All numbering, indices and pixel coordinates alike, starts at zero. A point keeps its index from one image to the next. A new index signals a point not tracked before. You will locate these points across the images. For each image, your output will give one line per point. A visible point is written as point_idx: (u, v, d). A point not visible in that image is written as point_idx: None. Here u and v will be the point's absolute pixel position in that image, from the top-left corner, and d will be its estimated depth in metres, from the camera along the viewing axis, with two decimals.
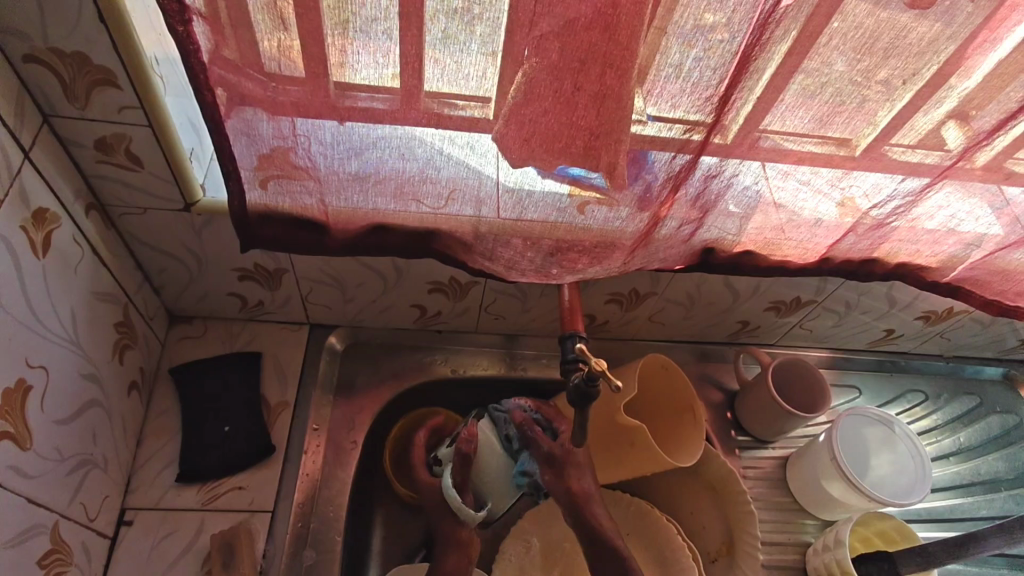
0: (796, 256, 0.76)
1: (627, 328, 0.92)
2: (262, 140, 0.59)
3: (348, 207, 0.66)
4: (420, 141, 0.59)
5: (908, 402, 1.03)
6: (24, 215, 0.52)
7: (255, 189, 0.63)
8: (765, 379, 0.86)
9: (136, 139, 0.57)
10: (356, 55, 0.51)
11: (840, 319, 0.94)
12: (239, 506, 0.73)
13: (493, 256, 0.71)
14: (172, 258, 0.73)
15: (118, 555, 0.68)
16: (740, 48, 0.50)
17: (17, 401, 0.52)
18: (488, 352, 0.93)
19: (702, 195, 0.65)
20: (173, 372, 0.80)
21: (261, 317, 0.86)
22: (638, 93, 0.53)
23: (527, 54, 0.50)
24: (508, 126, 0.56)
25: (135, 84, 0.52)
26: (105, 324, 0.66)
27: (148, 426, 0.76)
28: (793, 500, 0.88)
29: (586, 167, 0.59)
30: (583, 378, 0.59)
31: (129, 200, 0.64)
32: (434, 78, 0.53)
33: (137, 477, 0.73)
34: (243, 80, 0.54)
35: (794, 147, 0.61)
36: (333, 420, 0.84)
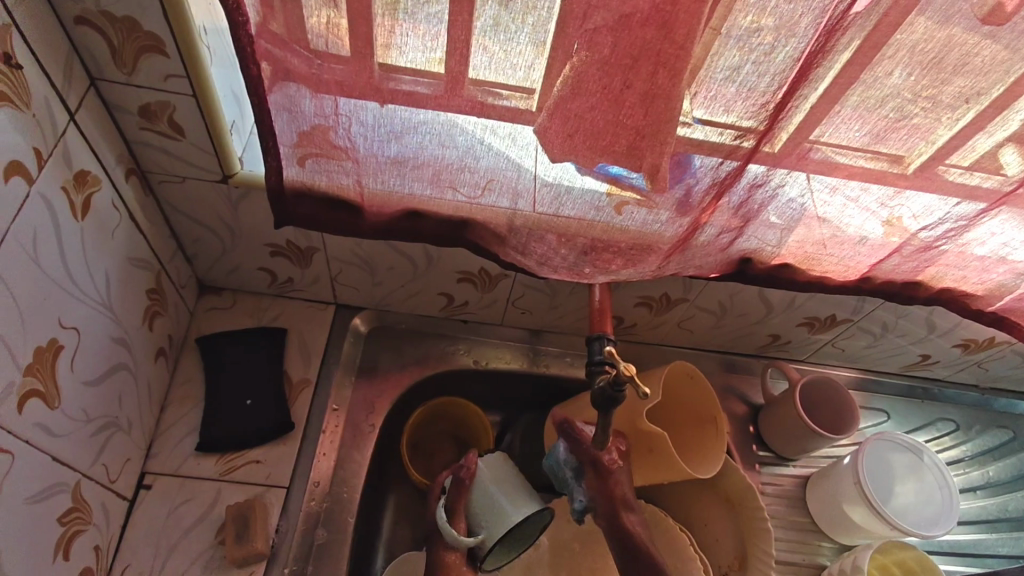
0: (836, 273, 0.74)
1: (654, 332, 0.91)
2: (303, 117, 0.58)
3: (383, 190, 0.65)
4: (462, 129, 0.58)
5: (938, 430, 1.00)
6: (67, 176, 0.52)
7: (292, 166, 0.63)
8: (793, 396, 0.84)
9: (180, 108, 0.57)
10: (403, 37, 0.51)
11: (874, 340, 0.91)
12: (255, 480, 0.74)
13: (526, 250, 0.69)
14: (206, 229, 0.73)
15: (136, 518, 0.69)
16: (804, 55, 0.48)
17: (47, 361, 0.51)
18: (512, 345, 0.93)
19: (745, 204, 0.63)
20: (199, 342, 0.81)
21: (289, 294, 0.86)
22: (688, 94, 0.52)
23: (576, 48, 0.49)
24: (552, 121, 0.55)
25: (182, 53, 0.51)
26: (137, 289, 0.66)
27: (172, 393, 0.77)
28: (811, 521, 0.86)
29: (626, 167, 0.58)
30: (608, 383, 0.58)
31: (169, 168, 0.64)
32: (482, 65, 0.52)
33: (159, 443, 0.74)
34: (289, 56, 0.53)
35: (844, 161, 0.59)
36: (353, 401, 0.84)
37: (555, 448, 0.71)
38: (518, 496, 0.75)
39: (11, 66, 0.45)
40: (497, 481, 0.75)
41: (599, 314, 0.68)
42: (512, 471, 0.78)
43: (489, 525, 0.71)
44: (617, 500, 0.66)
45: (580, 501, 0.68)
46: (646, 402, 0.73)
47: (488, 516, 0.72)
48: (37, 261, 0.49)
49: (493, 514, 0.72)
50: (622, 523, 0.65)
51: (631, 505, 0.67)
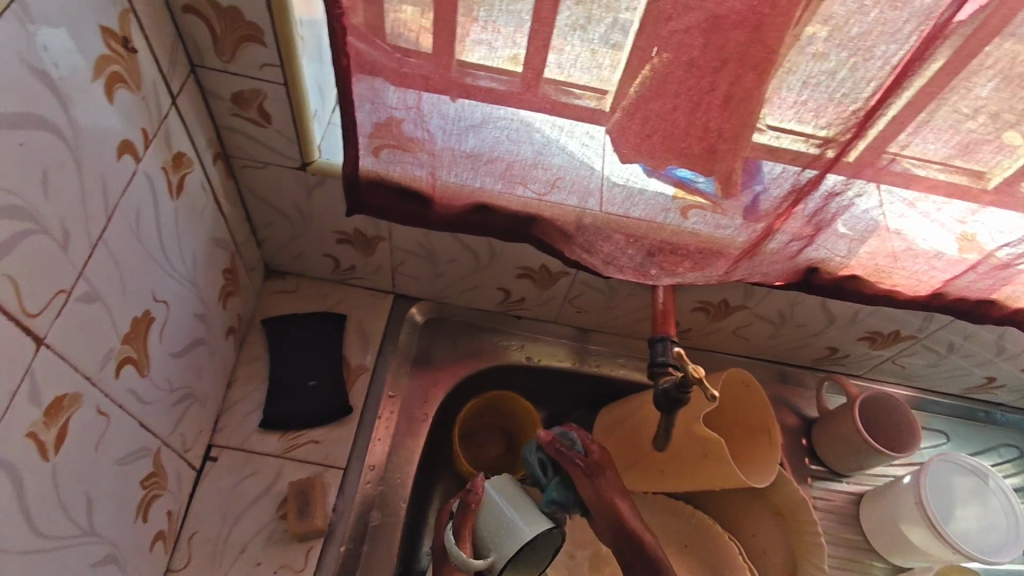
0: (906, 287, 0.72)
1: (708, 339, 0.90)
2: (385, 109, 0.60)
3: (455, 183, 0.67)
4: (539, 126, 0.59)
5: (1001, 456, 0.96)
6: (166, 157, 0.54)
7: (369, 155, 0.65)
8: (851, 411, 0.82)
9: (270, 96, 0.59)
10: (480, 36, 0.52)
11: (937, 359, 0.88)
12: (314, 459, 0.76)
13: (592, 249, 0.70)
14: (280, 214, 0.76)
15: (203, 488, 0.72)
16: (900, 63, 0.47)
17: (141, 330, 0.53)
18: (564, 344, 0.93)
19: (819, 213, 0.63)
20: (265, 323, 0.83)
21: (350, 281, 0.88)
22: (771, 100, 0.51)
23: (657, 51, 0.49)
24: (632, 121, 0.55)
25: (279, 43, 0.53)
26: (215, 269, 0.69)
27: (239, 370, 0.80)
28: (864, 539, 0.85)
29: (696, 171, 0.58)
30: (674, 384, 0.59)
31: (253, 154, 0.67)
32: (556, 65, 0.52)
33: (225, 417, 0.77)
34: (371, 50, 0.55)
35: (923, 173, 0.57)
36: (408, 389, 0.86)
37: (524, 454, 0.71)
38: (531, 509, 0.65)
39: (128, 50, 0.46)
40: (508, 500, 0.66)
41: (659, 322, 0.68)
42: (521, 485, 0.69)
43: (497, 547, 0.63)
44: (612, 509, 0.63)
45: (549, 493, 0.67)
46: (707, 407, 0.71)
47: (497, 536, 0.64)
48: (139, 235, 0.51)
49: (504, 533, 0.63)
50: (621, 525, 0.63)
51: (624, 511, 0.63)
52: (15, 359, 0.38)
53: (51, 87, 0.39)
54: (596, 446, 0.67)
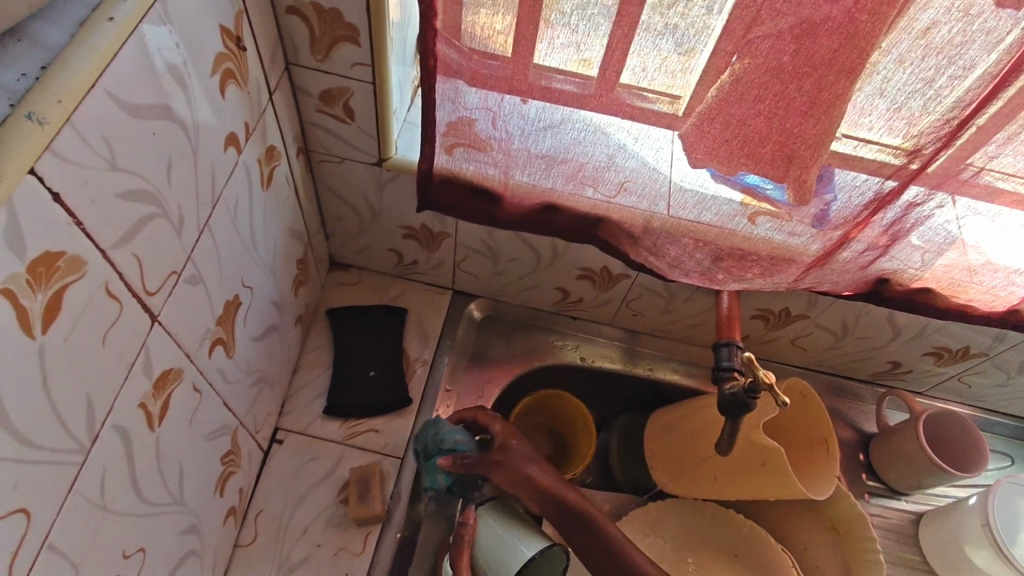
0: (982, 303, 0.70)
1: (765, 347, 0.89)
2: (465, 108, 0.62)
3: (528, 183, 0.68)
4: (615, 129, 0.60)
5: None
6: (262, 150, 0.57)
7: (443, 154, 0.67)
8: (915, 428, 0.80)
9: (357, 94, 0.61)
10: (555, 40, 0.53)
11: (1006, 380, 0.86)
12: (373, 447, 0.78)
13: (660, 252, 0.70)
14: (351, 208, 0.78)
15: (269, 469, 0.75)
16: (1001, 72, 0.46)
17: (231, 312, 0.56)
18: (618, 347, 0.94)
19: (897, 223, 0.62)
20: (330, 314, 0.86)
21: (411, 275, 0.91)
22: (853, 108, 0.51)
23: (736, 59, 0.50)
24: (712, 125, 0.55)
25: (373, 44, 0.56)
26: (292, 259, 0.71)
27: (303, 358, 0.83)
28: (923, 560, 0.83)
29: (764, 176, 0.58)
30: (742, 389, 0.58)
31: (332, 149, 0.69)
32: (631, 70, 0.53)
33: (290, 402, 0.80)
34: (450, 52, 0.56)
35: (1006, 186, 0.56)
36: (464, 384, 0.88)
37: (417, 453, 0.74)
38: (530, 530, 0.69)
39: (239, 48, 0.48)
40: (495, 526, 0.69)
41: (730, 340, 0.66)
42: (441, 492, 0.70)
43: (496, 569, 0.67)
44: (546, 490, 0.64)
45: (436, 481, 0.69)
46: (770, 415, 0.69)
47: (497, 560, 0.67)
48: (235, 223, 0.53)
49: (504, 553, 0.67)
50: (561, 500, 0.63)
51: (564, 491, 0.64)
52: (135, 335, 0.41)
53: (178, 82, 0.41)
54: (496, 427, 0.69)
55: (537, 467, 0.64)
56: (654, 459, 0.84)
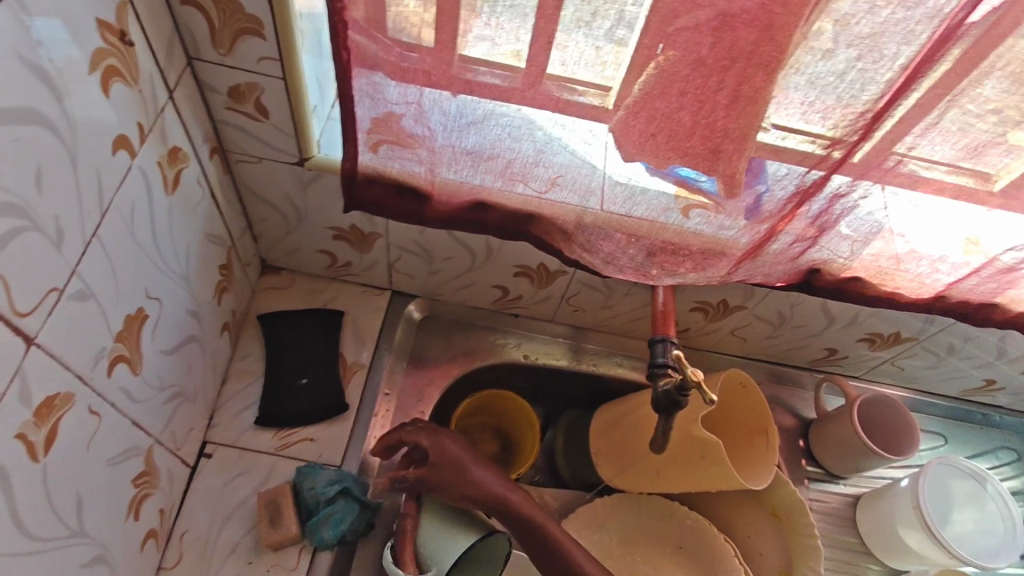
0: (908, 291, 0.72)
1: (706, 339, 0.90)
2: (385, 104, 0.59)
3: (455, 180, 0.66)
4: (541, 124, 0.58)
5: (999, 459, 0.96)
6: (162, 151, 0.53)
7: (367, 152, 0.64)
8: (849, 413, 0.82)
9: (267, 90, 0.58)
10: (477, 31, 0.51)
11: (936, 362, 0.88)
12: (308, 457, 0.75)
13: (592, 248, 0.69)
14: (276, 209, 0.75)
15: (195, 485, 0.72)
16: (913, 62, 0.46)
17: (134, 328, 0.53)
18: (561, 343, 0.93)
19: (823, 214, 0.62)
20: (261, 319, 0.82)
21: (345, 277, 0.87)
22: (774, 99, 0.51)
23: (659, 50, 0.49)
24: (636, 118, 0.54)
25: (279, 37, 0.53)
26: (210, 265, 0.68)
27: (232, 367, 0.79)
28: (860, 542, 0.85)
29: (696, 170, 0.57)
30: (673, 387, 0.58)
31: (248, 148, 0.66)
32: (559, 61, 0.51)
33: (218, 414, 0.76)
34: (373, 44, 0.53)
35: (927, 175, 0.57)
36: (403, 388, 0.86)
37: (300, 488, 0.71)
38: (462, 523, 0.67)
39: (125, 44, 0.45)
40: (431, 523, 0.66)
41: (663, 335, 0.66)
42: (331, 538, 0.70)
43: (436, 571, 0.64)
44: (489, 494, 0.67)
45: (321, 535, 0.69)
46: (705, 410, 0.70)
47: (438, 550, 0.65)
48: (133, 231, 0.50)
49: (445, 541, 0.65)
50: (496, 505, 0.67)
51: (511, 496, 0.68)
52: (5, 360, 0.38)
53: (49, 84, 0.38)
54: (424, 440, 0.67)
55: (480, 470, 0.67)
56: (598, 456, 0.84)
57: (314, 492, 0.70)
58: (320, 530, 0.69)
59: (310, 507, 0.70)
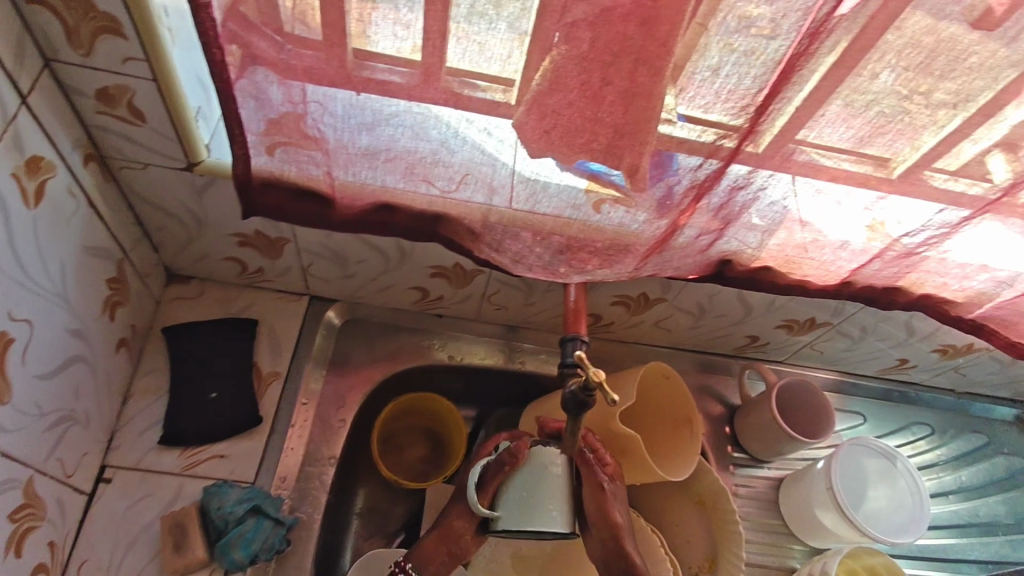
0: (816, 278, 0.73)
1: (631, 331, 0.90)
2: (271, 105, 0.56)
3: (354, 182, 0.63)
4: (438, 120, 0.56)
5: (913, 434, 0.99)
6: (17, 162, 0.51)
7: (261, 154, 0.61)
8: (768, 399, 0.84)
9: (139, 92, 0.55)
10: (381, 25, 0.49)
11: (853, 344, 0.90)
12: (218, 475, 0.73)
13: (500, 248, 0.68)
14: (172, 216, 0.71)
15: (94, 512, 0.68)
16: (785, 57, 0.47)
17: None
18: (488, 341, 0.91)
19: (726, 206, 0.62)
20: (166, 333, 0.78)
21: (259, 284, 0.84)
22: (670, 90, 0.50)
23: (556, 41, 0.47)
24: (530, 116, 0.53)
25: (140, 35, 0.50)
26: (95, 279, 0.65)
27: (135, 384, 0.75)
28: (782, 523, 0.87)
29: (605, 165, 0.56)
30: (578, 387, 0.57)
31: (130, 154, 0.62)
32: (457, 56, 0.50)
33: (120, 435, 0.72)
34: (256, 39, 0.51)
35: (828, 163, 0.57)
36: (322, 395, 0.83)
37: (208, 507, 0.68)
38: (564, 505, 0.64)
39: None
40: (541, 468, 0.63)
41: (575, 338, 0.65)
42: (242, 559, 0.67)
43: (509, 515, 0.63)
44: (611, 527, 0.67)
45: (232, 557, 0.66)
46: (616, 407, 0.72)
47: (522, 508, 0.63)
48: None
49: (538, 503, 0.63)
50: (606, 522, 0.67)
51: (619, 523, 0.67)
52: None
53: None
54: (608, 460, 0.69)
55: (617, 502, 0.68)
56: None
57: (223, 511, 0.68)
58: (230, 551, 0.67)
59: (219, 527, 0.68)
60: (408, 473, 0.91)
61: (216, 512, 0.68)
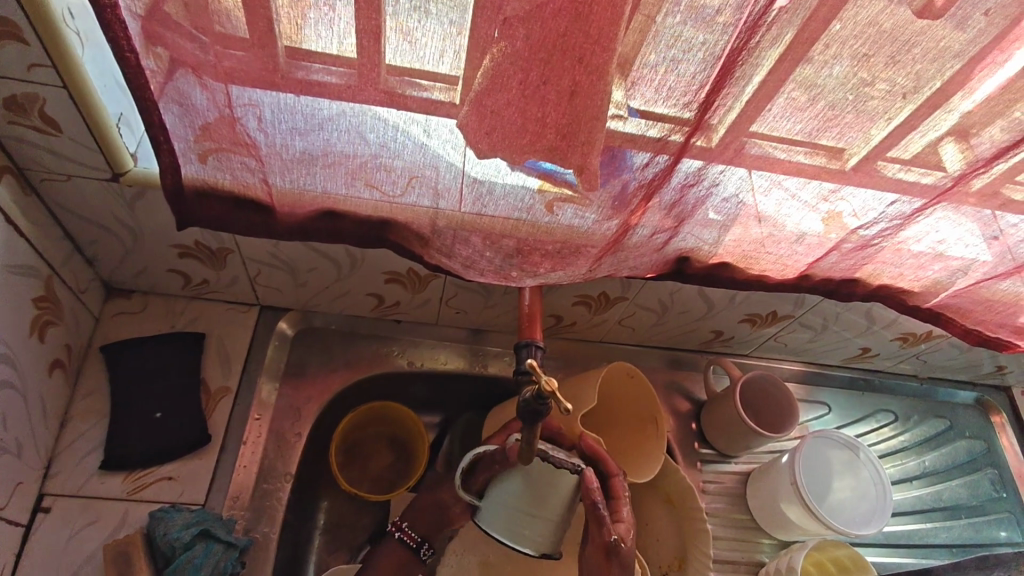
0: (774, 272, 0.72)
1: (595, 330, 0.88)
2: (197, 110, 0.53)
3: (293, 189, 0.60)
4: (376, 121, 0.53)
5: (878, 421, 1.00)
6: None
7: (192, 163, 0.57)
8: (732, 394, 0.83)
9: (50, 100, 0.52)
10: (314, 23, 0.46)
11: (816, 334, 0.90)
12: (166, 498, 0.70)
13: (451, 253, 0.66)
14: (104, 230, 0.67)
15: (31, 544, 0.65)
16: (725, 52, 0.46)
17: None
18: (449, 346, 0.89)
19: (678, 203, 0.61)
20: (107, 351, 0.75)
21: (207, 296, 0.80)
22: (618, 85, 0.49)
23: (496, 37, 0.45)
24: (471, 117, 0.51)
25: (42, 37, 0.48)
26: (17, 300, 0.61)
27: (74, 406, 0.72)
28: (751, 518, 0.86)
29: (557, 164, 0.54)
30: (531, 396, 0.54)
31: (50, 166, 0.59)
32: (395, 51, 0.47)
33: (59, 461, 0.69)
34: (176, 40, 0.47)
35: (783, 157, 0.56)
36: (277, 408, 0.79)
37: (154, 532, 0.65)
38: (539, 529, 0.61)
39: None
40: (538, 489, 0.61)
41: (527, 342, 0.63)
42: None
43: (487, 507, 0.63)
44: None
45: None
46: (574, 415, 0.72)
47: (501, 518, 0.62)
48: None
49: (511, 514, 0.61)
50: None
51: None
52: None
53: None
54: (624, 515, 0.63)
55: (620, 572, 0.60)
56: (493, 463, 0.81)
57: (168, 536, 0.64)
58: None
59: (165, 554, 0.64)
60: (374, 485, 0.86)
61: (162, 536, 0.65)
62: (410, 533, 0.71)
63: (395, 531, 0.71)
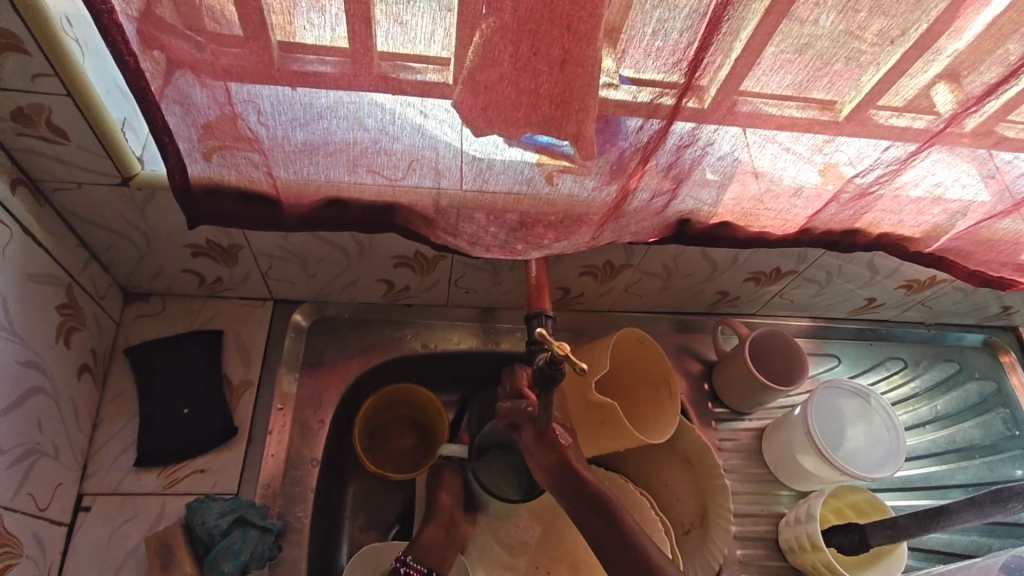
0: (775, 228, 0.73)
1: (603, 299, 0.90)
2: (198, 110, 0.54)
3: (298, 181, 0.61)
4: (373, 107, 0.54)
5: (888, 369, 1.01)
6: None
7: (197, 161, 0.59)
8: (742, 352, 0.84)
9: (57, 110, 0.54)
10: (306, 13, 0.47)
11: (821, 288, 0.91)
12: (199, 489, 0.72)
13: (456, 231, 0.68)
14: (118, 235, 0.69)
15: (77, 542, 0.68)
16: (710, 9, 0.47)
17: None
18: (460, 326, 0.90)
19: (675, 164, 0.62)
20: (130, 353, 0.77)
21: (221, 293, 0.82)
22: (608, 53, 0.50)
23: (484, 13, 0.46)
24: (466, 94, 0.52)
25: (44, 47, 0.49)
26: (41, 310, 0.63)
27: (104, 408, 0.74)
28: (767, 471, 0.88)
29: (554, 135, 0.55)
30: (546, 361, 0.56)
31: (62, 175, 0.61)
32: (387, 38, 0.48)
33: (95, 461, 0.72)
34: (174, 40, 0.49)
35: (775, 112, 0.56)
36: (300, 398, 0.81)
37: (193, 521, 0.68)
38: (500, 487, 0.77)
39: None
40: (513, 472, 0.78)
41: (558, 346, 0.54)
42: (245, 564, 0.67)
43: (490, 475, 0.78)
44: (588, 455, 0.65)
45: (237, 559, 0.66)
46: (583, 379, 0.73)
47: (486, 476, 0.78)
48: None
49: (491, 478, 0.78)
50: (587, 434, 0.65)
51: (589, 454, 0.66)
52: None
53: None
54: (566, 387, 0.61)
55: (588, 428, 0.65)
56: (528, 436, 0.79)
57: (207, 525, 0.67)
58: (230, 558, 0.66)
59: (208, 540, 0.67)
60: (397, 464, 0.87)
61: (201, 524, 0.67)
62: (415, 565, 0.69)
63: (401, 567, 0.68)
